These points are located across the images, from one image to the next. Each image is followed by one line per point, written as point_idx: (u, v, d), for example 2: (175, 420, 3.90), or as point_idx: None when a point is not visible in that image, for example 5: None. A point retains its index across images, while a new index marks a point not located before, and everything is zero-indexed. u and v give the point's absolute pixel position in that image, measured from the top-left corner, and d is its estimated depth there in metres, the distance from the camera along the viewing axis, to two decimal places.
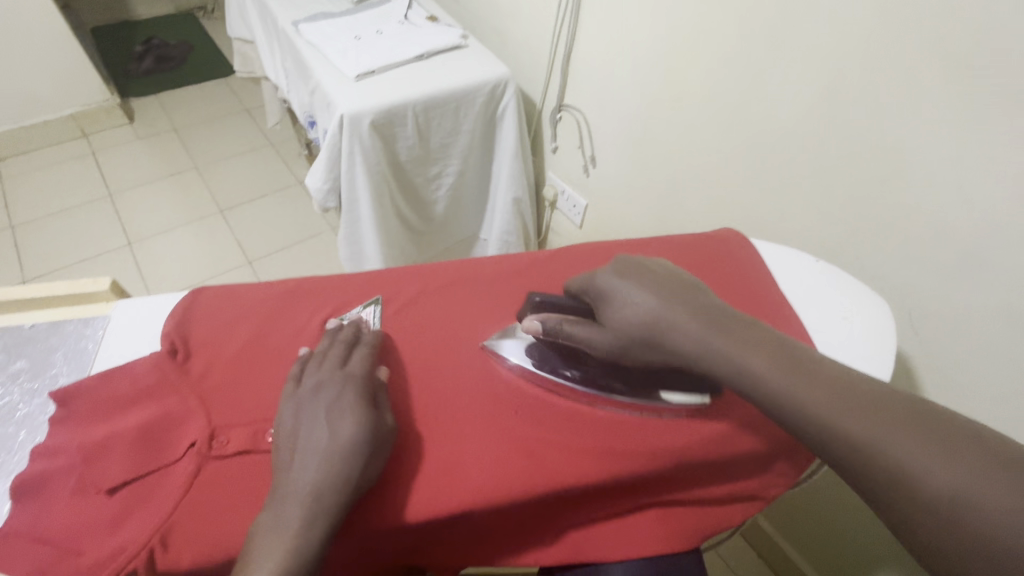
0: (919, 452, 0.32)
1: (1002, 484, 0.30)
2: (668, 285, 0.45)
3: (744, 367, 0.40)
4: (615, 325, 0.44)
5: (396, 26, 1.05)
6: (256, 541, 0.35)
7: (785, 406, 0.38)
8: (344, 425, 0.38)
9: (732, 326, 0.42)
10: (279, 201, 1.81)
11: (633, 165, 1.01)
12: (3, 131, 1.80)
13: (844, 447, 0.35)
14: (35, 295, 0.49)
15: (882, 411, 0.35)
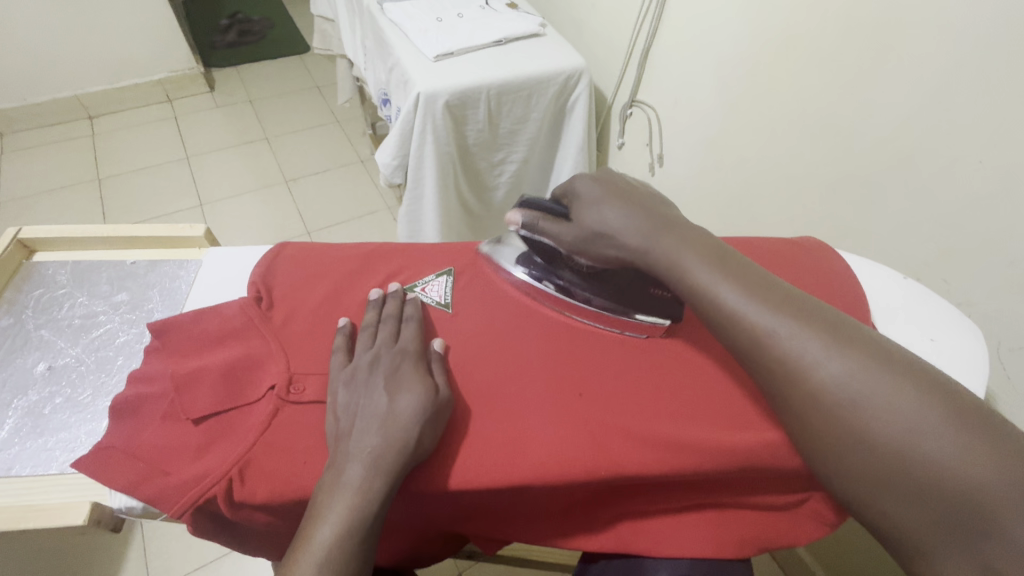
0: (855, 376, 0.35)
1: (921, 408, 0.33)
2: (636, 199, 0.47)
3: (692, 280, 0.41)
4: (584, 225, 0.46)
5: (477, 11, 1.06)
6: (325, 499, 0.36)
7: (733, 327, 0.39)
8: (407, 397, 0.39)
9: (692, 239, 0.43)
10: (341, 177, 1.87)
11: (703, 167, 0.99)
12: (99, 90, 1.92)
13: (791, 370, 0.36)
14: (133, 234, 0.51)
15: (821, 337, 0.36)
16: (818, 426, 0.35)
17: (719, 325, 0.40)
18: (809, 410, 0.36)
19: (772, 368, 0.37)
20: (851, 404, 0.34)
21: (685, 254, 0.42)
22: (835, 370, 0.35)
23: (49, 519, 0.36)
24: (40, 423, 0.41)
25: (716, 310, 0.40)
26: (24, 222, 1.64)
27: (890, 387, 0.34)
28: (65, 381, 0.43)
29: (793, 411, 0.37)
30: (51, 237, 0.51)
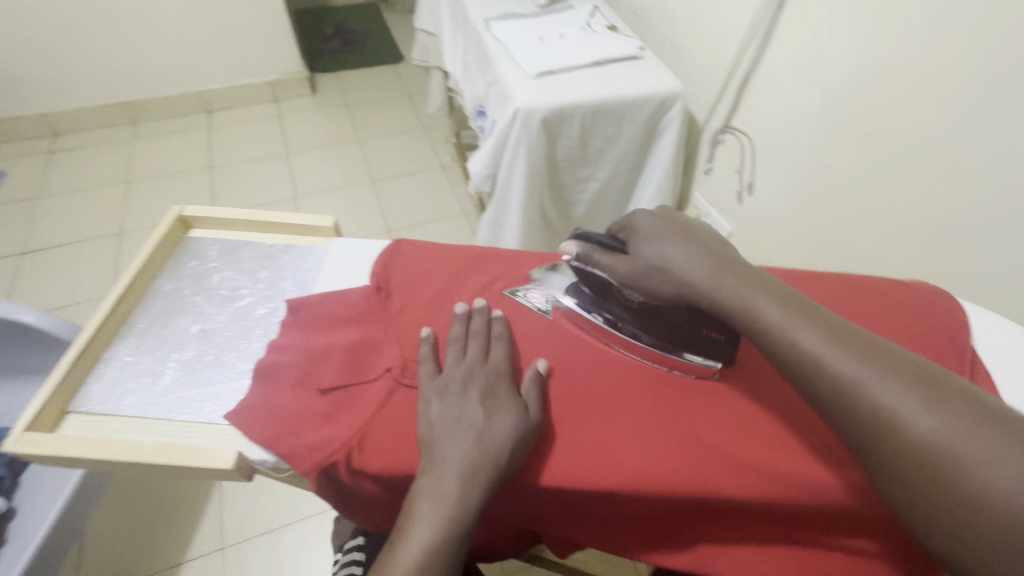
0: (905, 398, 0.33)
1: (974, 428, 0.31)
2: (697, 237, 0.45)
3: (760, 316, 0.40)
4: (641, 258, 0.46)
5: (578, 32, 1.10)
6: (419, 513, 0.38)
7: (804, 366, 0.37)
8: (503, 417, 0.41)
9: (755, 277, 0.42)
10: (423, 180, 1.96)
11: (797, 198, 0.96)
12: (218, 87, 2.13)
13: (837, 395, 0.35)
14: (273, 219, 0.58)
15: (901, 379, 0.34)
16: (901, 476, 0.33)
17: (789, 366, 0.38)
18: (890, 459, 0.33)
19: (847, 411, 0.35)
20: (939, 454, 0.31)
21: (750, 291, 0.41)
22: (920, 416, 0.32)
23: (197, 460, 0.40)
24: (193, 375, 0.46)
25: (785, 349, 0.38)
26: (146, 201, 1.84)
27: (984, 438, 0.31)
28: (215, 342, 0.49)
29: (870, 458, 0.34)
30: (206, 215, 0.58)
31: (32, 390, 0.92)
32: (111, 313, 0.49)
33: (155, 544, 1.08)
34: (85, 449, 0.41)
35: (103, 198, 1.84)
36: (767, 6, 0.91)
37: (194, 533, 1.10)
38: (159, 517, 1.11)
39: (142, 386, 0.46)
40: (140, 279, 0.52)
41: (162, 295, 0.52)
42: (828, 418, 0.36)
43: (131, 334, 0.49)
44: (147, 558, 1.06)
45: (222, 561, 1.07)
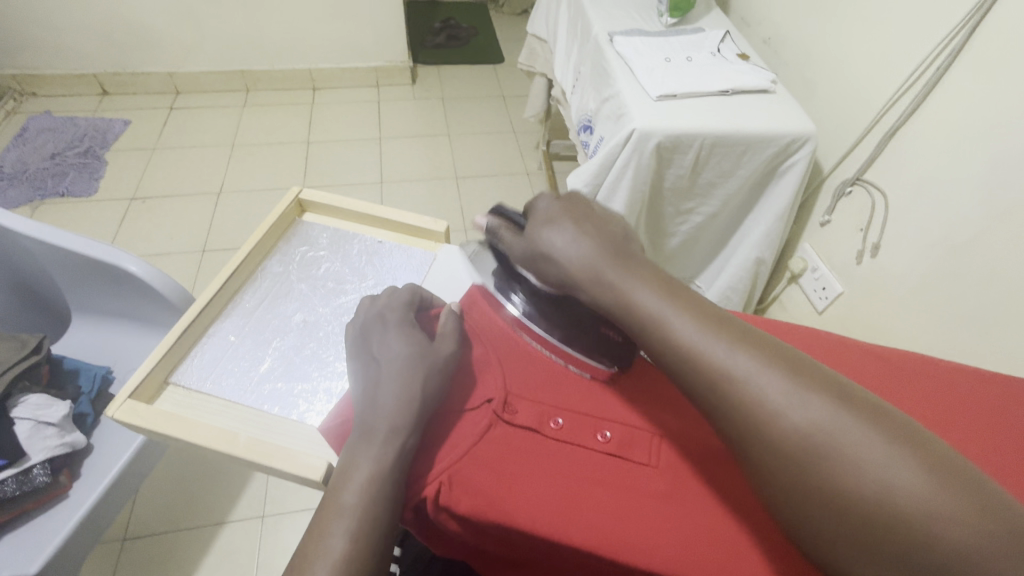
0: (775, 390, 0.29)
1: (845, 418, 0.27)
2: (594, 219, 0.40)
3: (634, 302, 0.35)
4: (533, 241, 0.40)
5: (707, 57, 1.04)
6: (321, 543, 0.33)
7: (680, 358, 0.32)
8: (393, 423, 0.36)
9: (640, 263, 0.37)
10: (505, 184, 1.95)
11: (931, 270, 0.85)
12: (327, 67, 2.21)
13: (710, 393, 0.31)
14: (385, 216, 0.57)
15: (772, 366, 0.30)
16: (778, 477, 0.28)
17: (663, 358, 0.33)
18: (763, 456, 0.29)
19: (722, 409, 0.30)
20: (814, 449, 0.27)
21: (630, 277, 0.35)
22: (792, 408, 0.28)
23: (287, 463, 0.38)
24: (292, 368, 0.45)
25: (663, 345, 0.33)
26: (244, 166, 1.93)
27: (862, 426, 0.27)
28: (315, 336, 0.48)
29: (748, 459, 0.30)
30: (322, 202, 0.57)
31: (128, 333, 0.97)
32: (225, 288, 0.49)
33: (203, 499, 1.11)
34: (181, 431, 0.40)
35: (209, 158, 1.95)
36: (938, 51, 0.82)
37: (239, 495, 1.13)
38: (211, 472, 1.15)
39: (242, 369, 0.45)
40: (255, 256, 0.52)
41: (270, 276, 0.52)
42: (703, 412, 0.32)
43: (236, 312, 0.49)
44: (194, 511, 1.10)
45: (259, 529, 1.08)
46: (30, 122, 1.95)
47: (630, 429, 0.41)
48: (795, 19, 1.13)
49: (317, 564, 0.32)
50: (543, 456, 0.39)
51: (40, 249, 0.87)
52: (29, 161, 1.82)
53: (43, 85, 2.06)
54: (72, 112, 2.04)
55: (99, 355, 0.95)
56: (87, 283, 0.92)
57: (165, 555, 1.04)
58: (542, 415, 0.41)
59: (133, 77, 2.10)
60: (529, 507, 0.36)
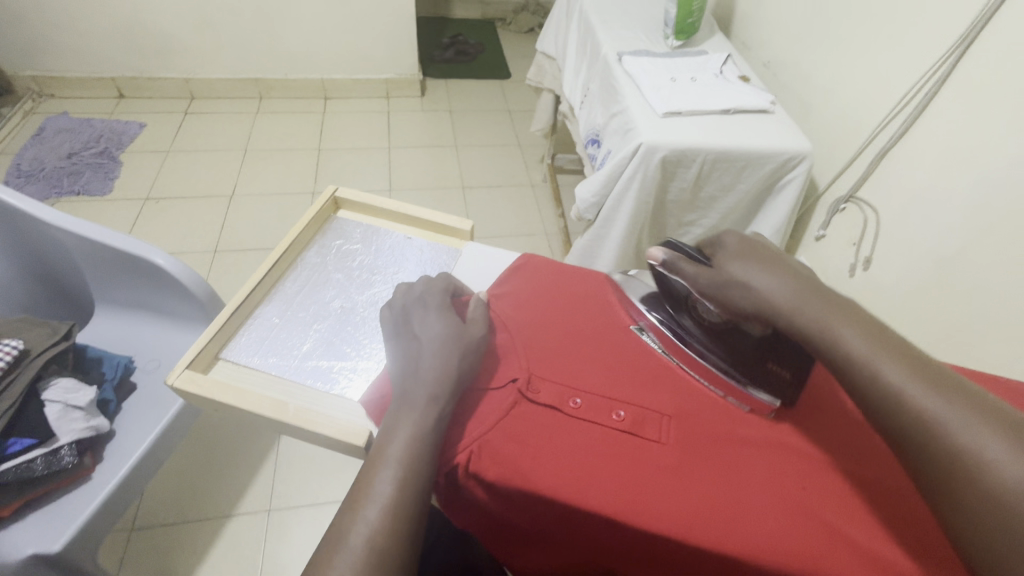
0: (970, 426, 0.31)
1: None
2: (784, 263, 0.44)
3: (841, 340, 0.37)
4: (726, 274, 0.45)
5: (710, 78, 1.10)
6: (366, 494, 0.37)
7: (876, 387, 0.35)
8: (433, 393, 0.40)
9: (843, 306, 0.39)
10: (510, 194, 2.00)
11: (919, 283, 0.90)
12: (339, 78, 2.27)
13: (902, 418, 0.34)
14: (415, 214, 0.61)
15: (971, 411, 0.32)
16: (957, 505, 0.31)
17: (857, 385, 0.36)
18: (946, 482, 0.31)
19: (911, 434, 0.33)
20: (1001, 486, 0.29)
21: (835, 318, 0.38)
22: (985, 447, 0.30)
23: (333, 430, 0.42)
24: (331, 348, 0.49)
25: (864, 375, 0.36)
26: (255, 170, 1.97)
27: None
28: (352, 321, 0.52)
29: (931, 492, 0.32)
30: (356, 200, 0.62)
31: (150, 325, 1.01)
32: (268, 275, 0.53)
33: (211, 491, 1.14)
34: (233, 399, 0.44)
35: (221, 161, 1.99)
36: (927, 78, 0.88)
37: (246, 488, 1.15)
38: (220, 464, 1.18)
39: (286, 348, 0.49)
40: (295, 247, 0.57)
41: (309, 266, 0.56)
42: (888, 438, 0.35)
43: (278, 297, 0.53)
44: (202, 503, 1.12)
45: (266, 522, 1.11)
46: (47, 122, 2.00)
47: (644, 408, 0.45)
48: (794, 45, 1.19)
49: (366, 507, 0.36)
50: (565, 431, 0.43)
51: (69, 240, 0.90)
52: (45, 159, 1.86)
53: (60, 87, 2.11)
54: (89, 114, 2.09)
55: (121, 346, 0.98)
56: (112, 275, 0.95)
57: (173, 545, 1.06)
58: (562, 394, 0.46)
59: (149, 81, 2.15)
60: (555, 473, 0.40)
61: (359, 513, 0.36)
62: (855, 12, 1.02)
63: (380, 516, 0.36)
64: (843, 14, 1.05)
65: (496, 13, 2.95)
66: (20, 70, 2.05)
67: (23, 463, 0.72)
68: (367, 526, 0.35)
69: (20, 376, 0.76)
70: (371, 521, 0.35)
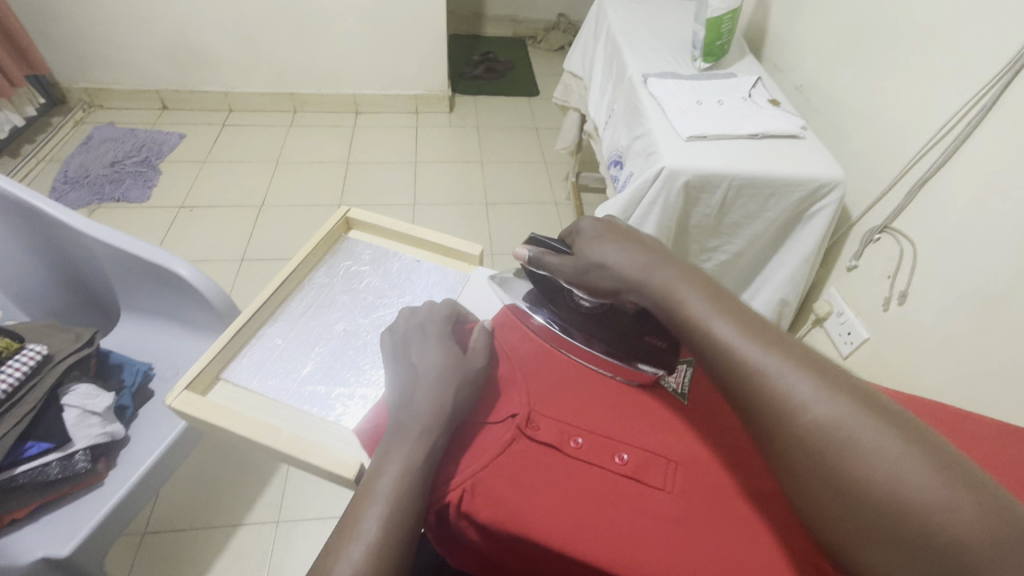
0: (803, 384, 0.30)
1: (869, 419, 0.28)
2: (632, 236, 0.47)
3: (683, 304, 0.39)
4: (583, 258, 0.48)
5: (739, 101, 1.07)
6: (352, 530, 0.35)
7: (721, 357, 0.35)
8: (422, 421, 0.40)
9: (683, 269, 0.41)
10: (533, 212, 2.00)
11: (958, 323, 0.84)
12: (370, 94, 2.32)
13: (745, 384, 0.33)
14: (423, 237, 0.61)
15: (803, 367, 0.31)
16: (799, 469, 0.29)
17: (705, 355, 0.36)
18: (790, 449, 0.30)
19: (755, 401, 0.32)
20: (834, 442, 0.28)
21: (676, 281, 0.40)
22: (817, 403, 0.30)
23: (325, 460, 0.41)
24: (331, 372, 0.49)
25: (705, 342, 0.36)
26: (285, 182, 2.02)
27: (890, 435, 0.28)
28: (353, 345, 0.51)
29: (777, 458, 0.31)
30: (368, 221, 0.62)
31: (171, 333, 1.03)
32: (274, 296, 0.53)
33: (222, 499, 1.15)
34: (229, 421, 0.44)
35: (253, 173, 2.05)
36: (970, 106, 0.83)
37: (257, 499, 1.15)
38: (233, 473, 1.19)
39: (286, 371, 0.49)
40: (304, 268, 0.57)
41: (316, 287, 0.56)
42: (739, 410, 0.34)
43: (283, 318, 0.53)
44: (212, 511, 1.13)
45: (273, 534, 1.10)
46: (95, 132, 2.10)
47: (646, 451, 0.42)
48: (829, 69, 1.16)
49: (350, 546, 0.34)
50: (563, 472, 0.41)
51: (97, 248, 0.93)
52: (90, 167, 1.95)
53: (109, 99, 2.22)
54: (133, 124, 2.19)
55: (143, 352, 1.01)
56: (138, 283, 0.98)
57: (181, 553, 1.06)
58: (564, 433, 0.44)
59: (190, 95, 2.24)
60: (550, 517, 0.38)
61: (343, 550, 0.34)
62: (894, 37, 0.98)
63: (362, 557, 0.34)
64: (882, 39, 1.01)
65: (527, 31, 2.98)
66: (73, 83, 2.16)
67: (37, 467, 0.74)
68: (350, 566, 0.33)
69: (41, 381, 0.78)
70: (354, 560, 0.34)
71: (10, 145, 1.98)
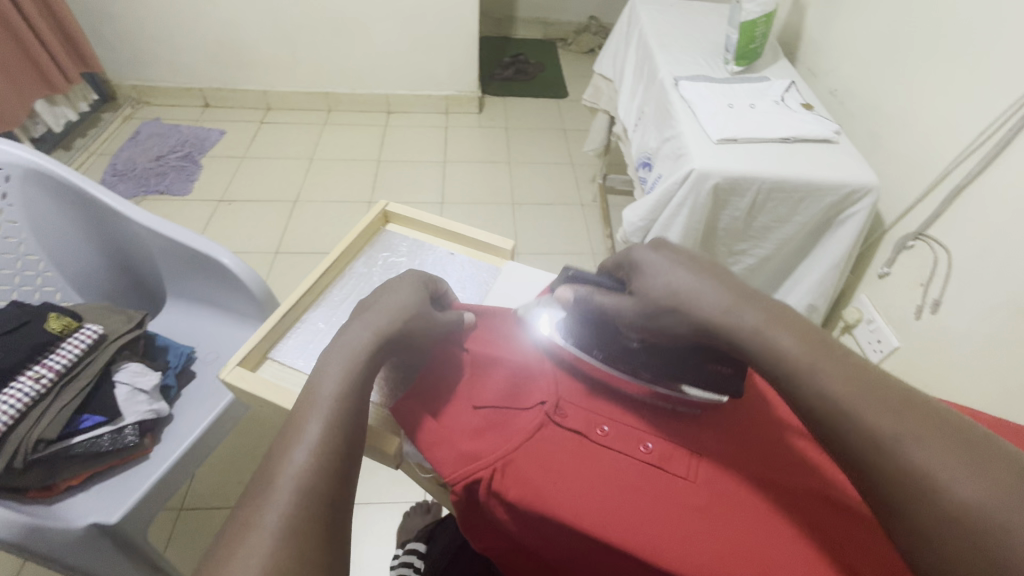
0: (938, 454, 0.29)
1: (1022, 499, 0.27)
2: (703, 264, 0.42)
3: (785, 359, 0.35)
4: (650, 294, 0.42)
5: (771, 105, 1.07)
6: (296, 436, 0.36)
7: (834, 417, 0.32)
8: (363, 333, 0.43)
9: (772, 309, 0.37)
10: (560, 212, 2.01)
11: (993, 332, 0.83)
12: (402, 94, 2.37)
13: (870, 452, 0.30)
14: (457, 231, 0.63)
15: (939, 436, 0.29)
16: (936, 547, 0.28)
17: (814, 414, 0.33)
18: (925, 525, 0.28)
19: (879, 469, 0.30)
20: (983, 522, 0.27)
21: (769, 329, 0.36)
22: (959, 478, 0.28)
23: None
24: None
25: (816, 402, 0.33)
26: (319, 178, 2.08)
27: (1016, 497, 0.27)
28: None
29: (904, 530, 0.29)
30: (405, 215, 0.64)
31: (213, 318, 1.08)
32: (318, 282, 0.57)
33: None
34: (278, 398, 0.48)
35: (289, 169, 2.12)
36: (1012, 112, 0.81)
37: None
38: (264, 455, 1.24)
39: None
40: (345, 257, 0.60)
41: (356, 275, 0.59)
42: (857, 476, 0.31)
43: (325, 303, 0.56)
44: (245, 491, 1.18)
45: None
46: (142, 128, 2.20)
47: (671, 442, 0.44)
48: (865, 73, 1.14)
49: (294, 450, 0.35)
50: (590, 458, 0.43)
51: (150, 237, 0.98)
52: (137, 160, 2.04)
53: (155, 96, 2.32)
54: (177, 120, 2.29)
55: (187, 336, 1.06)
56: (184, 271, 1.03)
57: (215, 529, 1.12)
58: (590, 422, 0.45)
59: (231, 93, 2.33)
60: (576, 500, 0.40)
61: (288, 453, 0.35)
62: (934, 41, 0.96)
63: (308, 459, 0.35)
64: (921, 43, 1.00)
65: (557, 34, 3.00)
66: (123, 80, 2.27)
67: (91, 439, 0.79)
68: (295, 465, 0.34)
69: (97, 359, 0.83)
70: (298, 459, 0.34)
71: (64, 138, 2.09)
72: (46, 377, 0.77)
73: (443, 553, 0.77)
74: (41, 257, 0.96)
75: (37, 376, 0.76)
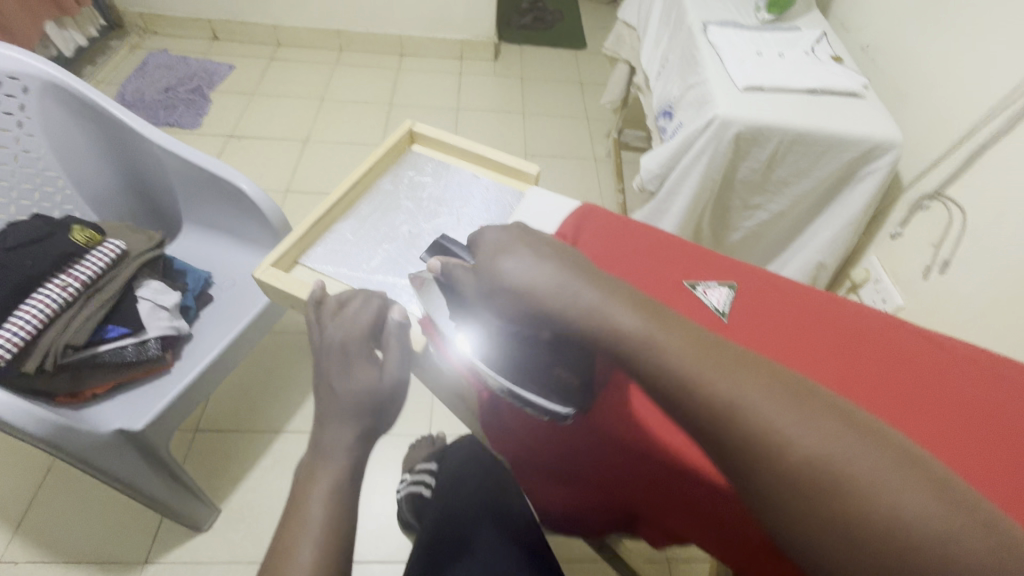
0: (772, 406, 0.31)
1: (848, 440, 0.29)
2: (543, 249, 0.43)
3: (618, 327, 0.37)
4: (489, 271, 0.42)
5: (800, 55, 1.05)
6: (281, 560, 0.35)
7: (677, 388, 0.34)
8: (335, 447, 0.40)
9: (611, 284, 0.39)
10: (572, 165, 1.99)
11: (999, 294, 0.84)
12: (416, 36, 2.30)
13: (708, 416, 0.33)
14: (483, 154, 0.64)
15: (782, 398, 0.32)
16: (785, 504, 0.30)
17: (660, 390, 0.35)
18: (777, 490, 0.30)
19: (731, 435, 0.32)
20: (826, 475, 0.29)
21: (605, 302, 0.38)
22: (796, 432, 0.30)
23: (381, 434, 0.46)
24: (396, 265, 0.55)
25: (657, 369, 0.35)
26: (331, 119, 2.05)
27: (844, 439, 0.29)
28: (416, 245, 0.58)
29: (759, 495, 0.31)
30: (430, 136, 0.65)
31: (229, 244, 1.10)
32: (346, 197, 0.59)
33: (266, 407, 1.24)
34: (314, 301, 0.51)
35: (300, 108, 2.08)
36: None
37: (297, 410, 1.24)
38: (275, 383, 1.28)
39: (357, 261, 0.56)
40: (372, 174, 0.62)
41: (383, 192, 0.62)
42: (712, 451, 0.33)
43: (354, 216, 0.60)
44: (258, 416, 1.22)
45: None
46: (150, 59, 2.15)
47: None
48: (899, 28, 1.11)
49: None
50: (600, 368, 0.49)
51: (167, 160, 0.98)
52: (145, 92, 2.00)
53: (162, 25, 2.26)
54: (185, 53, 2.23)
55: (204, 262, 1.08)
56: (201, 195, 1.04)
57: (230, 449, 1.17)
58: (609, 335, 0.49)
59: (241, 26, 2.26)
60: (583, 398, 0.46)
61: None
62: None
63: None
64: None
65: None
66: (128, 7, 2.20)
67: (117, 348, 0.82)
68: None
69: (120, 275, 0.85)
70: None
71: (71, 65, 2.04)
72: (72, 286, 0.79)
73: (451, 471, 0.82)
74: (59, 173, 0.96)
75: (64, 285, 0.78)
